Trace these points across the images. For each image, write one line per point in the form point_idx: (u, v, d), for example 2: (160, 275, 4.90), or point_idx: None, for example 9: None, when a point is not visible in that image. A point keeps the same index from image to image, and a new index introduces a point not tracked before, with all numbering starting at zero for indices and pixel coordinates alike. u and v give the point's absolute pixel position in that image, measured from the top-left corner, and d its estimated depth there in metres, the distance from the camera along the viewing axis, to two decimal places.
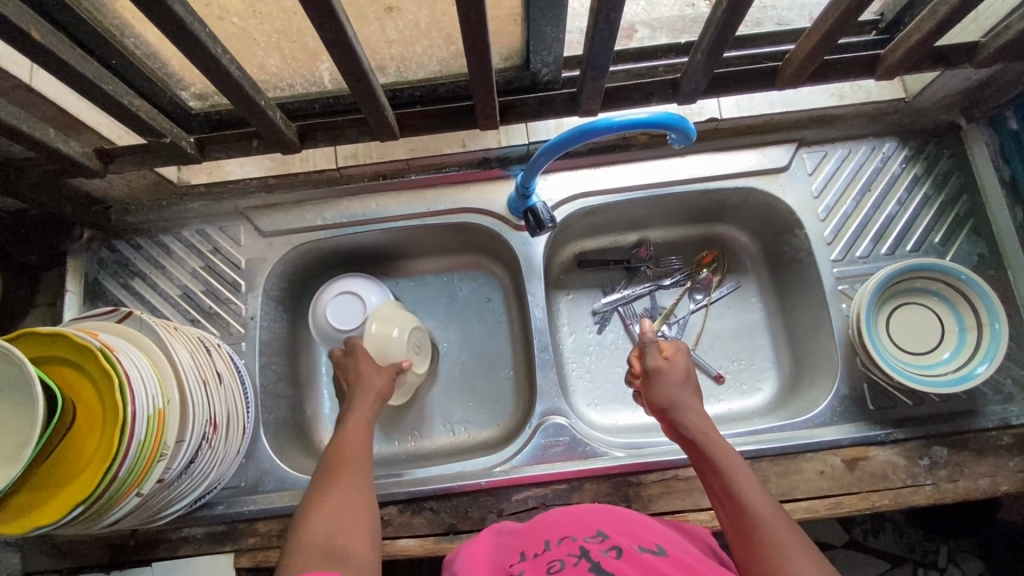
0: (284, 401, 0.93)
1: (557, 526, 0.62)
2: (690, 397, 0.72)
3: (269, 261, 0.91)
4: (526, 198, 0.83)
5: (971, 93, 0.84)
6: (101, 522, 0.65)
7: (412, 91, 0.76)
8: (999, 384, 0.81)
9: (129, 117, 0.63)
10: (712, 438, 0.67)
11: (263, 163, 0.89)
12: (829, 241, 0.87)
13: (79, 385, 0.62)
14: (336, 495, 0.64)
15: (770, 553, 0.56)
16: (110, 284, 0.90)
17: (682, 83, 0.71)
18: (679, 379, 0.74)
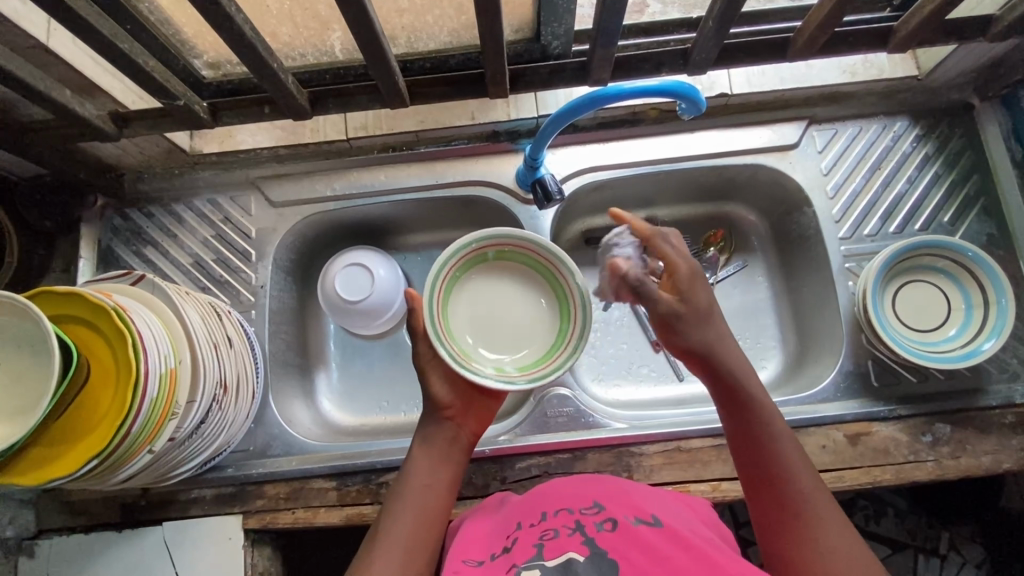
0: (293, 370, 0.94)
1: (554, 496, 0.63)
2: (724, 336, 0.64)
3: (280, 231, 0.91)
4: (534, 170, 0.84)
5: (984, 71, 0.84)
6: (114, 477, 0.67)
7: (423, 62, 0.75)
8: (1004, 363, 0.81)
9: (144, 78, 0.64)
10: (767, 407, 0.63)
11: (273, 133, 0.92)
12: (837, 219, 0.87)
13: (93, 344, 0.63)
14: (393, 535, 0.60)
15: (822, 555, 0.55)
16: (123, 251, 0.91)
17: (692, 53, 0.71)
18: (704, 315, 0.64)
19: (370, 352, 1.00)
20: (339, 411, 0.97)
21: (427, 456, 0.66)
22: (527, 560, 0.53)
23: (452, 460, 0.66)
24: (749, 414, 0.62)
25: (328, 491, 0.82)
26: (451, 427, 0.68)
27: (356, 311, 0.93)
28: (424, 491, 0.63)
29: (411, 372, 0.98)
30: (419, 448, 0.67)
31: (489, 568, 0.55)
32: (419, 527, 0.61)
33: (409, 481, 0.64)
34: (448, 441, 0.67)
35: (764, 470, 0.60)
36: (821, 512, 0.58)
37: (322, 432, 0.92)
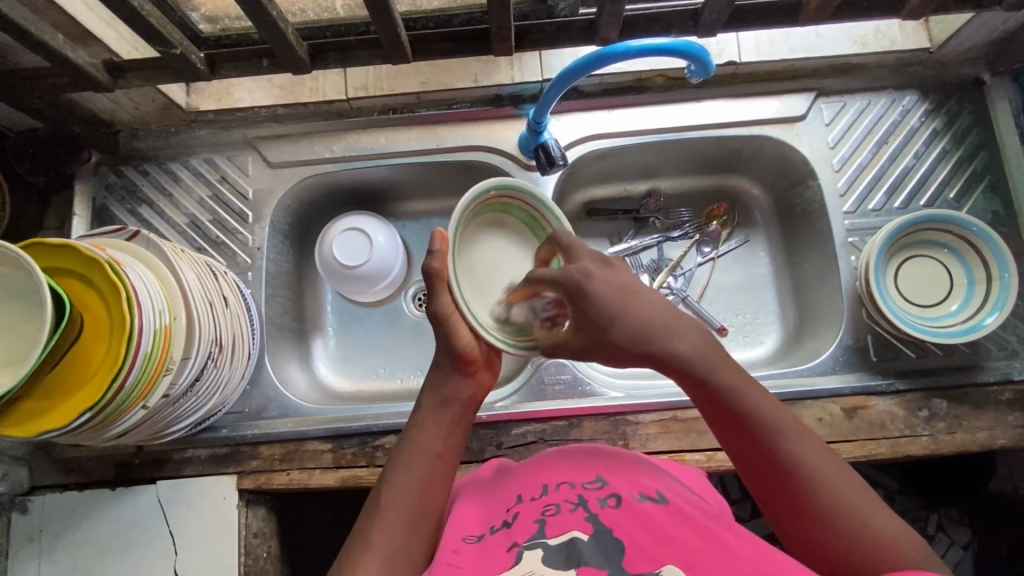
0: (289, 334, 0.93)
1: (554, 467, 0.62)
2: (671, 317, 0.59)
3: (277, 192, 0.90)
4: (537, 135, 0.82)
5: (998, 45, 0.82)
6: (107, 432, 0.66)
7: (425, 21, 0.73)
8: (1003, 341, 0.81)
9: (139, 22, 0.63)
10: (726, 376, 0.57)
11: (273, 91, 0.88)
12: (842, 193, 0.86)
13: (86, 297, 0.62)
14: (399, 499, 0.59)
15: (843, 525, 0.52)
16: (117, 209, 0.90)
17: (703, 13, 0.69)
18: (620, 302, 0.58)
19: (367, 319, 0.99)
20: (335, 376, 0.96)
21: (433, 419, 0.64)
22: (529, 539, 0.53)
23: (460, 425, 0.65)
24: (714, 391, 0.57)
25: (323, 454, 0.82)
26: (467, 390, 0.65)
27: (353, 283, 0.93)
28: (433, 457, 0.61)
29: (408, 339, 0.97)
30: (428, 408, 0.64)
31: (489, 543, 0.54)
32: (428, 496, 0.60)
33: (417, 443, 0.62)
34: (461, 406, 0.65)
35: (747, 443, 0.56)
36: (832, 476, 0.54)
37: (318, 396, 0.92)
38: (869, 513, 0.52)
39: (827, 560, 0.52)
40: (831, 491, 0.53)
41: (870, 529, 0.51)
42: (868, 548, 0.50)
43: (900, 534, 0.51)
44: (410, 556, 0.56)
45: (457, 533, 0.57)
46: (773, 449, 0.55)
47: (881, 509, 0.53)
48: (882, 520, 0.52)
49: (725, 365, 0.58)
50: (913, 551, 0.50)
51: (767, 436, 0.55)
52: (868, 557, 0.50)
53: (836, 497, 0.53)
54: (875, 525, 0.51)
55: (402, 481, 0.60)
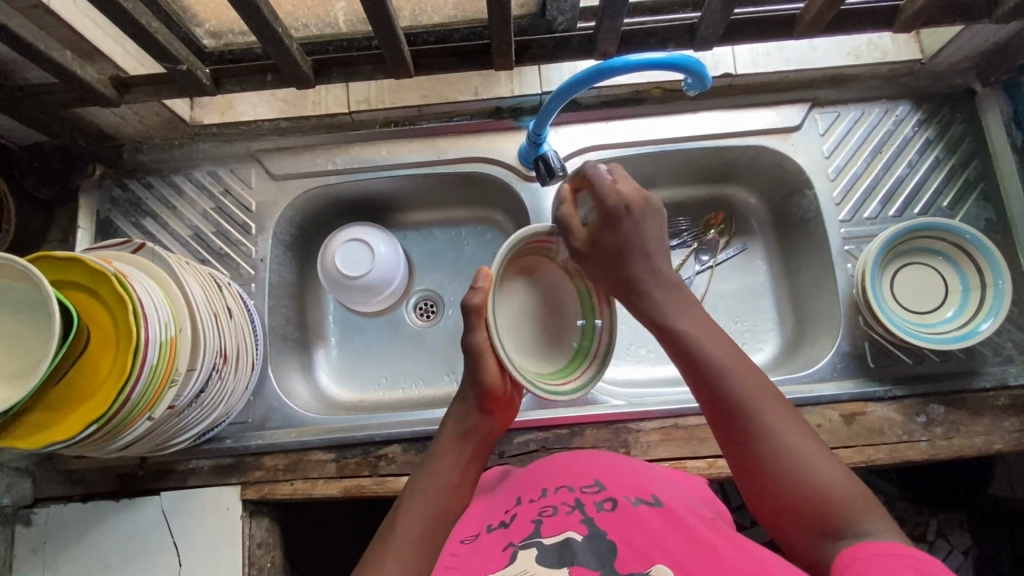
0: (292, 344, 0.94)
1: (555, 473, 0.63)
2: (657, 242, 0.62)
3: (280, 205, 0.91)
4: (537, 146, 0.84)
5: (988, 56, 0.84)
6: (112, 444, 0.67)
7: (426, 35, 0.74)
8: (998, 346, 0.82)
9: (147, 40, 0.64)
10: (689, 320, 0.59)
11: (275, 105, 0.90)
12: (837, 201, 0.88)
13: (93, 309, 0.63)
14: (413, 523, 0.58)
15: (788, 467, 0.54)
16: (121, 222, 0.91)
17: (699, 28, 0.70)
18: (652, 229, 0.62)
19: (369, 328, 0.99)
20: (337, 386, 0.97)
21: (451, 450, 0.64)
22: (525, 538, 0.53)
23: (478, 459, 0.65)
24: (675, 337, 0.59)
25: (326, 464, 0.83)
26: (489, 428, 0.66)
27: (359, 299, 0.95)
28: (452, 487, 0.61)
29: (410, 349, 0.98)
30: (449, 438, 0.65)
31: (485, 541, 0.56)
32: (442, 522, 0.59)
33: (435, 471, 0.62)
34: (482, 442, 0.65)
35: (708, 391, 0.57)
36: (781, 420, 0.55)
37: (321, 406, 0.92)
38: (816, 460, 0.54)
39: (778, 502, 0.54)
40: (777, 433, 0.55)
41: (816, 475, 0.53)
42: (808, 499, 0.52)
43: (846, 481, 0.53)
44: None
45: (456, 537, 0.59)
46: (726, 390, 0.56)
47: (833, 464, 0.54)
48: (829, 465, 0.54)
49: (691, 314, 0.60)
50: (859, 498, 0.52)
51: (721, 378, 0.56)
52: (811, 509, 0.52)
53: (783, 440, 0.54)
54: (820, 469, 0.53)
55: (416, 507, 0.59)
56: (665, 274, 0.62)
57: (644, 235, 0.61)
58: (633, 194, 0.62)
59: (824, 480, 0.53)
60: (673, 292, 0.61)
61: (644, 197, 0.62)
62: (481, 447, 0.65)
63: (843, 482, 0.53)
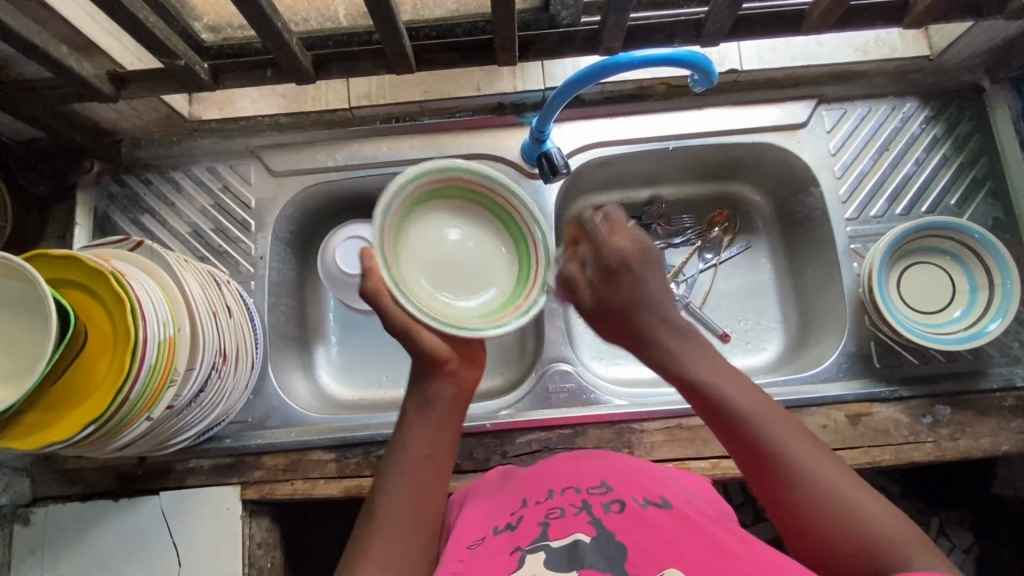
0: (292, 342, 0.93)
1: (560, 473, 0.62)
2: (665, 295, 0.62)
3: (279, 201, 0.90)
4: (540, 143, 0.82)
5: (997, 52, 0.83)
6: (111, 444, 0.66)
7: (428, 30, 0.73)
8: (1006, 347, 0.81)
9: (144, 34, 0.63)
10: (706, 369, 0.60)
11: (275, 101, 0.89)
12: (843, 199, 0.87)
13: (90, 309, 0.62)
14: (393, 504, 0.59)
15: (831, 511, 0.52)
16: (119, 219, 0.90)
17: (706, 23, 0.69)
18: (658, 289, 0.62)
19: (370, 326, 0.99)
20: (337, 384, 0.96)
21: (418, 421, 0.63)
22: (532, 542, 0.53)
23: (450, 424, 0.64)
24: (695, 390, 0.59)
25: (327, 463, 0.82)
26: (451, 389, 0.63)
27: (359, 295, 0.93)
28: (424, 464, 0.61)
29: None
30: (413, 410, 0.63)
31: (492, 544, 0.55)
32: (424, 497, 0.60)
33: (407, 448, 0.62)
34: (451, 406, 0.64)
35: (734, 438, 0.57)
36: (813, 459, 0.55)
37: (321, 405, 0.92)
38: (857, 497, 0.52)
39: (831, 552, 0.52)
40: (814, 474, 0.54)
41: (860, 515, 0.51)
42: (858, 542, 0.50)
43: (893, 518, 0.51)
44: (413, 562, 0.56)
45: (461, 542, 0.57)
46: (751, 436, 0.56)
47: (879, 502, 0.52)
48: (872, 502, 0.52)
49: (708, 362, 0.60)
50: (904, 534, 0.50)
51: (745, 425, 0.57)
52: (863, 553, 0.50)
53: (819, 479, 0.53)
54: (862, 507, 0.52)
55: (393, 489, 0.60)
56: (683, 326, 0.62)
57: (649, 291, 0.62)
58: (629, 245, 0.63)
59: (869, 519, 0.51)
60: (689, 341, 0.61)
61: (641, 248, 0.63)
62: (453, 403, 0.64)
63: (890, 520, 0.51)
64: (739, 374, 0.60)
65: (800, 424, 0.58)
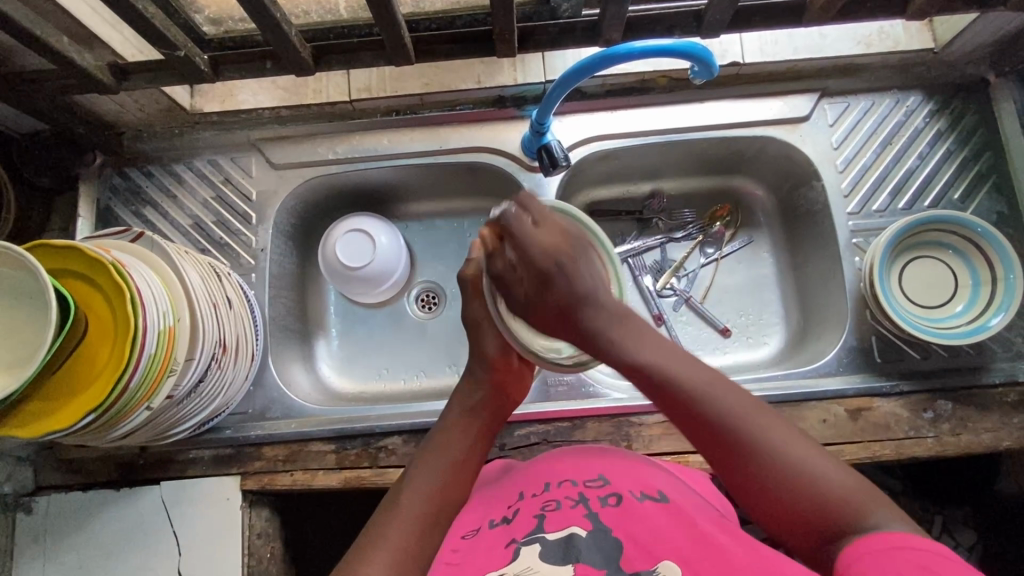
0: (293, 334, 0.93)
1: (557, 466, 0.63)
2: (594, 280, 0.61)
3: (280, 194, 0.90)
4: (540, 136, 0.82)
5: (1003, 45, 0.82)
6: (111, 433, 0.66)
7: (429, 23, 0.73)
8: (1008, 342, 0.80)
9: (144, 26, 0.63)
10: (648, 351, 0.58)
11: (276, 93, 0.89)
12: (846, 193, 0.86)
13: (91, 299, 0.62)
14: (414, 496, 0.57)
15: (783, 478, 0.51)
16: (121, 211, 0.90)
17: (706, 14, 0.69)
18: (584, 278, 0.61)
19: (371, 320, 0.99)
20: (338, 377, 0.96)
21: (456, 426, 0.64)
22: (527, 535, 0.53)
23: (486, 437, 0.65)
24: (637, 371, 0.57)
25: (326, 455, 0.82)
26: (495, 400, 0.67)
27: (372, 285, 0.94)
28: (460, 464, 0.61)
29: (412, 341, 0.97)
30: (455, 417, 0.65)
31: (487, 537, 0.55)
32: (448, 494, 0.58)
33: (443, 447, 0.62)
34: (488, 415, 0.66)
35: (686, 416, 0.56)
36: (764, 427, 0.53)
37: (322, 397, 0.92)
38: (810, 461, 0.51)
39: (787, 516, 0.51)
40: (769, 444, 0.53)
41: (814, 480, 0.50)
42: (811, 502, 0.50)
43: (847, 479, 0.50)
44: (425, 558, 0.52)
45: (457, 533, 0.58)
46: (702, 412, 0.55)
47: (836, 467, 0.51)
48: (826, 463, 0.51)
49: (651, 345, 0.59)
50: (862, 495, 0.49)
51: (695, 403, 0.55)
52: (816, 513, 0.49)
53: (772, 448, 0.52)
54: (815, 470, 0.51)
55: (420, 481, 0.58)
56: (618, 311, 0.60)
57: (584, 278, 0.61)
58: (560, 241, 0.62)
59: (824, 482, 0.50)
60: (623, 322, 0.60)
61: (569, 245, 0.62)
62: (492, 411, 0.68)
63: (843, 480, 0.50)
64: (679, 350, 0.59)
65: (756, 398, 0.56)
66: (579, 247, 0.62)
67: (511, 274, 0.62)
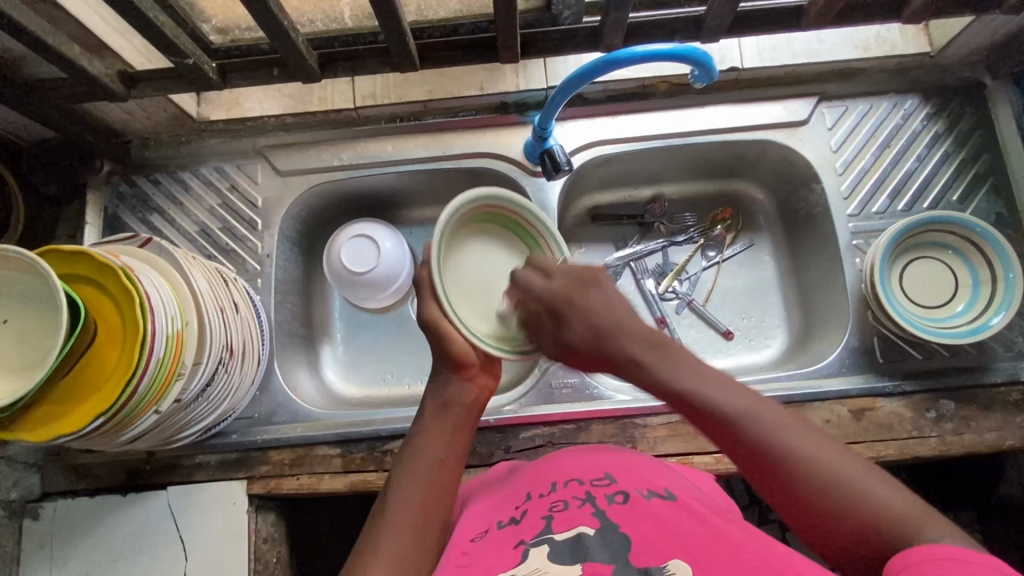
0: (298, 340, 0.94)
1: (564, 466, 0.63)
2: (624, 318, 0.61)
3: (286, 200, 0.91)
4: (543, 141, 0.83)
5: (998, 48, 0.83)
6: (121, 437, 0.67)
7: (432, 31, 0.74)
8: (1010, 341, 0.81)
9: (154, 34, 0.64)
10: (690, 377, 0.57)
11: (281, 101, 0.90)
12: (845, 196, 0.87)
13: (101, 304, 0.63)
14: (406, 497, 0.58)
15: (843, 504, 0.49)
16: (129, 218, 0.91)
17: (706, 20, 0.70)
18: (613, 313, 0.61)
19: (375, 324, 0.99)
20: (343, 382, 0.97)
21: (435, 425, 0.64)
22: (536, 536, 0.53)
23: (466, 432, 0.65)
24: (688, 405, 0.56)
25: (332, 459, 0.83)
26: (468, 394, 0.66)
27: (365, 292, 0.94)
28: (443, 463, 0.61)
29: (417, 345, 0.98)
30: (433, 414, 0.65)
31: (495, 538, 0.55)
32: (435, 491, 0.59)
33: (426, 447, 0.62)
34: (464, 412, 0.65)
35: (733, 443, 0.54)
36: (820, 451, 0.51)
37: (327, 402, 0.92)
38: (871, 485, 0.49)
39: (853, 544, 0.48)
40: (828, 468, 0.50)
41: (878, 504, 0.48)
42: (873, 526, 0.47)
43: (908, 503, 0.48)
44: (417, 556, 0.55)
45: (465, 534, 0.58)
46: (753, 439, 0.53)
47: (891, 483, 0.49)
48: (887, 485, 0.49)
49: (692, 370, 0.57)
50: (924, 517, 0.47)
51: (745, 428, 0.53)
52: (880, 535, 0.47)
53: (829, 471, 0.50)
54: (876, 494, 0.48)
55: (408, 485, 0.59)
56: (648, 336, 0.60)
57: (613, 312, 0.61)
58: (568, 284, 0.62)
59: (887, 506, 0.48)
60: (661, 351, 0.59)
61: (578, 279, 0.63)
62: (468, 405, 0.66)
63: (905, 503, 0.48)
64: (725, 374, 0.57)
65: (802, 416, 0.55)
66: (594, 281, 0.63)
67: (534, 322, 0.62)
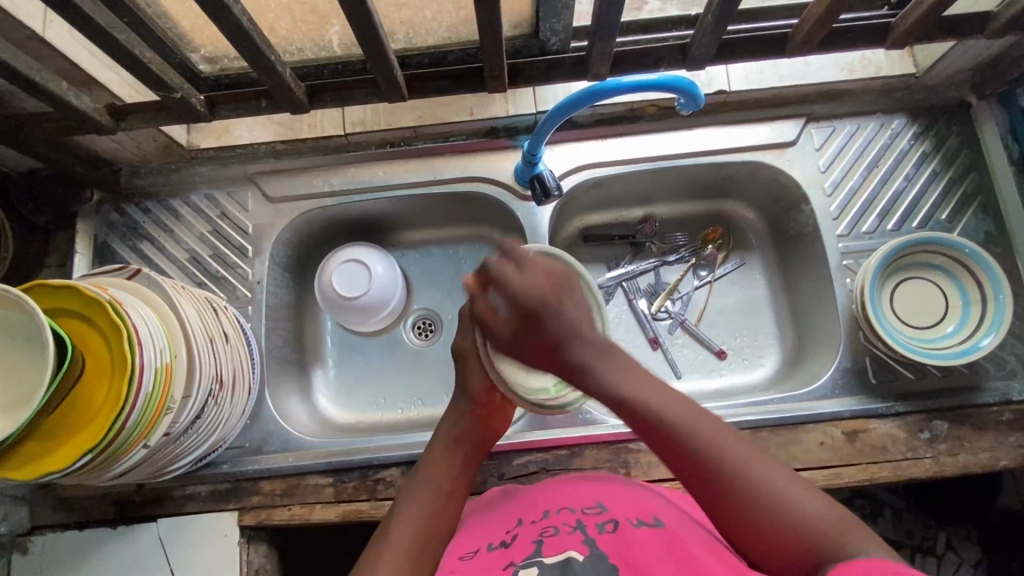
0: (290, 366, 0.94)
1: (558, 493, 0.62)
2: (586, 317, 0.61)
3: (276, 227, 0.91)
4: (532, 165, 0.84)
5: (983, 69, 0.84)
6: (108, 472, 0.66)
7: (421, 58, 0.75)
8: (1001, 360, 0.81)
9: (141, 70, 0.64)
10: (633, 383, 0.59)
11: (271, 128, 0.90)
12: (834, 216, 0.87)
13: (88, 339, 0.63)
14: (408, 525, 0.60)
15: (762, 508, 0.52)
16: (118, 246, 0.91)
17: (691, 48, 0.70)
18: (580, 322, 0.60)
19: (367, 348, 0.99)
20: (336, 407, 0.96)
21: (439, 457, 0.67)
22: (525, 558, 0.53)
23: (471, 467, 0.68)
24: (627, 408, 0.58)
25: (325, 488, 0.82)
26: (476, 428, 0.69)
27: (352, 320, 0.95)
28: (446, 494, 0.64)
29: (409, 369, 0.97)
30: (439, 446, 0.67)
31: (485, 559, 0.55)
32: (437, 522, 0.61)
33: (433, 478, 0.64)
34: (472, 448, 0.68)
35: (669, 448, 0.56)
36: (748, 459, 0.55)
37: (320, 428, 0.92)
38: (791, 490, 0.53)
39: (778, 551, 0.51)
40: (753, 474, 0.54)
41: (795, 509, 0.51)
42: (793, 531, 0.51)
43: (830, 509, 0.51)
44: None
45: (455, 554, 0.58)
46: (688, 445, 0.55)
47: (811, 493, 0.53)
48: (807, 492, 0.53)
49: (649, 388, 0.59)
50: (843, 523, 0.50)
51: (681, 437, 0.56)
52: (800, 538, 0.50)
53: (754, 479, 0.53)
54: (794, 500, 0.52)
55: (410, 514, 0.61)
56: (599, 342, 0.60)
57: (578, 318, 0.60)
58: (544, 281, 0.60)
59: (804, 512, 0.51)
60: (608, 355, 0.60)
61: (555, 280, 0.61)
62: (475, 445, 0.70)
63: (826, 510, 0.51)
64: (662, 382, 0.60)
65: (738, 433, 0.58)
66: (569, 285, 0.61)
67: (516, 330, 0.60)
